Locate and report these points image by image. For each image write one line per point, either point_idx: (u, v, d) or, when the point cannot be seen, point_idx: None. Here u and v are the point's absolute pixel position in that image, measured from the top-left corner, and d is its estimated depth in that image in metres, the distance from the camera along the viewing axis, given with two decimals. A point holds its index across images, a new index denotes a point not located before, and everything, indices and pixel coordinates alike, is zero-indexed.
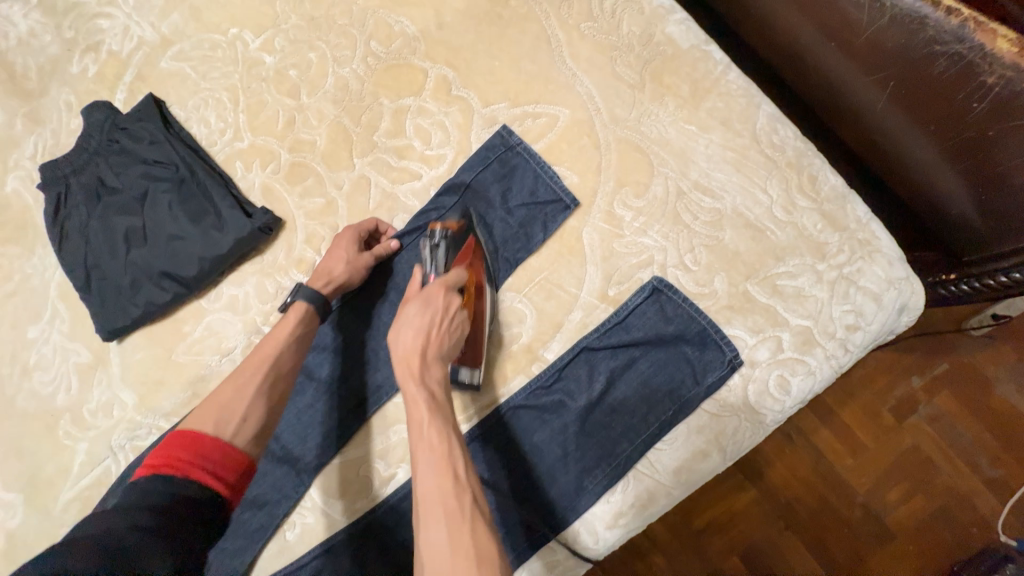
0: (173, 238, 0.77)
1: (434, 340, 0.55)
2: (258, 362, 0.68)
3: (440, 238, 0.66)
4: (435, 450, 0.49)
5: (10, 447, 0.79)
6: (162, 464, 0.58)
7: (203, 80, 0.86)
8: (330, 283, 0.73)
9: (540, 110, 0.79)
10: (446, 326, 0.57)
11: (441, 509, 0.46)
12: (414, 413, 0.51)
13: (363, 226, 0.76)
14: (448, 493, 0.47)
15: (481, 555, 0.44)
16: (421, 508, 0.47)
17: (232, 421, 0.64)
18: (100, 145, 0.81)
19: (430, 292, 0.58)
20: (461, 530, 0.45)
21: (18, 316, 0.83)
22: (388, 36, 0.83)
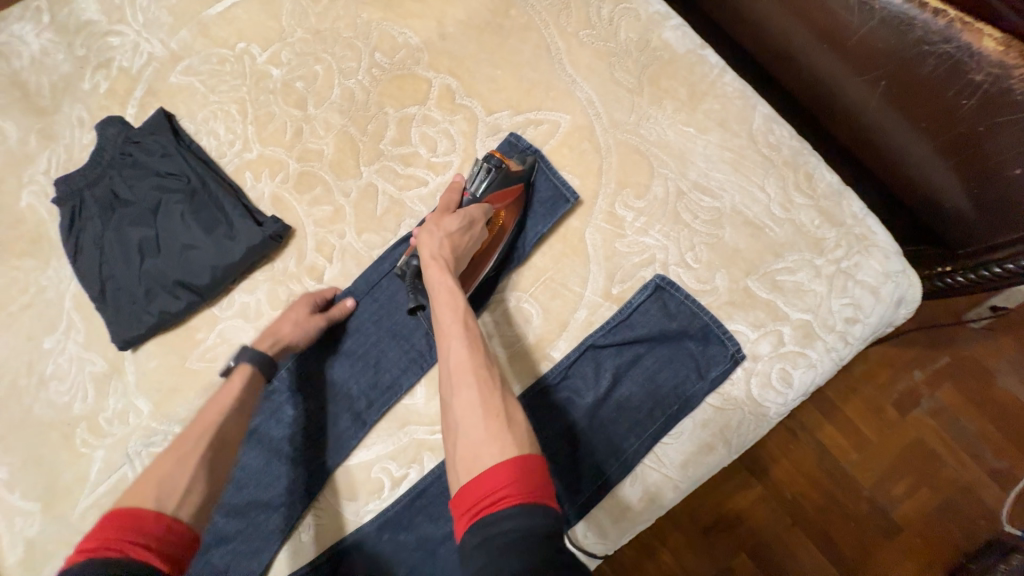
0: (186, 247, 0.79)
1: (456, 252, 0.67)
2: (198, 429, 0.63)
3: (494, 166, 0.75)
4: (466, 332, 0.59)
5: (28, 457, 0.80)
6: (94, 550, 0.48)
7: (212, 94, 0.89)
8: (275, 343, 0.74)
9: (542, 116, 0.81)
10: (464, 237, 0.69)
11: (473, 376, 0.54)
12: (445, 302, 0.62)
13: (319, 290, 0.80)
14: (479, 366, 0.56)
15: (510, 415, 0.52)
16: (452, 377, 0.55)
17: (175, 495, 0.56)
18: (113, 158, 0.83)
19: (469, 211, 0.70)
20: (491, 394, 0.53)
21: (33, 328, 0.85)
22: (392, 48, 0.86)
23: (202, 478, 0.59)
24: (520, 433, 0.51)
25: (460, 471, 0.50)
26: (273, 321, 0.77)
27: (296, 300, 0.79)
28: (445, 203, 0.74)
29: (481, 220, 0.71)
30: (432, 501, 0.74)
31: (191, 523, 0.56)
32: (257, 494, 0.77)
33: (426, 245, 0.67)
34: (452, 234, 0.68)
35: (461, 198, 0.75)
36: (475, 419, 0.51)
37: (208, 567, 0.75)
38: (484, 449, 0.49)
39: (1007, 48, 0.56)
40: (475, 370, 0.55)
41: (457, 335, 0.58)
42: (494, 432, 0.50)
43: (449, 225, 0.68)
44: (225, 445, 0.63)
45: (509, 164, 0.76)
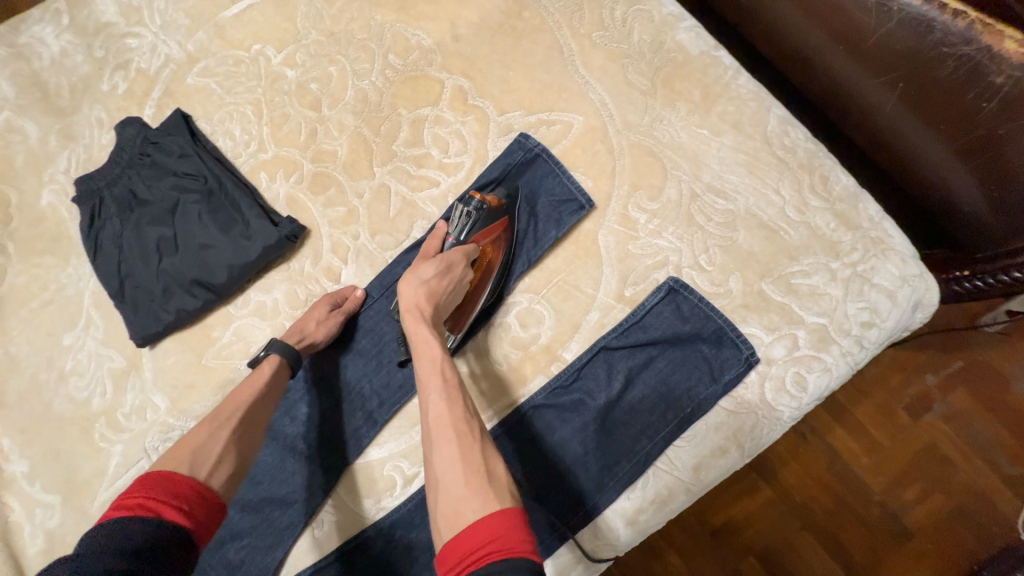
0: (203, 246, 0.80)
1: (435, 300, 0.67)
2: (225, 413, 0.65)
3: (474, 207, 0.74)
4: (445, 384, 0.59)
5: (48, 450, 0.82)
6: (134, 506, 0.52)
7: (228, 95, 0.90)
8: (303, 340, 0.75)
9: (555, 117, 0.81)
10: (442, 284, 0.69)
11: (452, 430, 0.54)
12: (424, 353, 0.62)
13: (336, 288, 0.82)
14: (459, 419, 0.55)
15: (489, 468, 0.51)
16: (433, 430, 0.55)
17: (207, 465, 0.59)
18: (132, 158, 0.84)
19: (447, 256, 0.70)
20: (471, 447, 0.53)
21: (54, 324, 0.87)
22: (405, 49, 0.86)
23: (233, 451, 0.62)
24: (500, 487, 0.50)
25: (441, 529, 0.49)
26: (293, 324, 0.79)
27: (316, 300, 0.81)
28: (428, 249, 0.74)
29: (461, 262, 0.70)
30: None
31: (219, 492, 0.59)
32: (271, 490, 0.78)
33: (404, 294, 0.67)
34: (429, 282, 0.68)
35: (444, 242, 0.75)
36: (456, 474, 0.51)
37: (223, 562, 0.76)
38: (463, 506, 0.48)
39: None
40: (454, 424, 0.55)
41: (437, 387, 0.58)
42: (473, 486, 0.50)
43: (427, 271, 0.68)
44: (252, 424, 0.66)
45: (490, 201, 0.75)
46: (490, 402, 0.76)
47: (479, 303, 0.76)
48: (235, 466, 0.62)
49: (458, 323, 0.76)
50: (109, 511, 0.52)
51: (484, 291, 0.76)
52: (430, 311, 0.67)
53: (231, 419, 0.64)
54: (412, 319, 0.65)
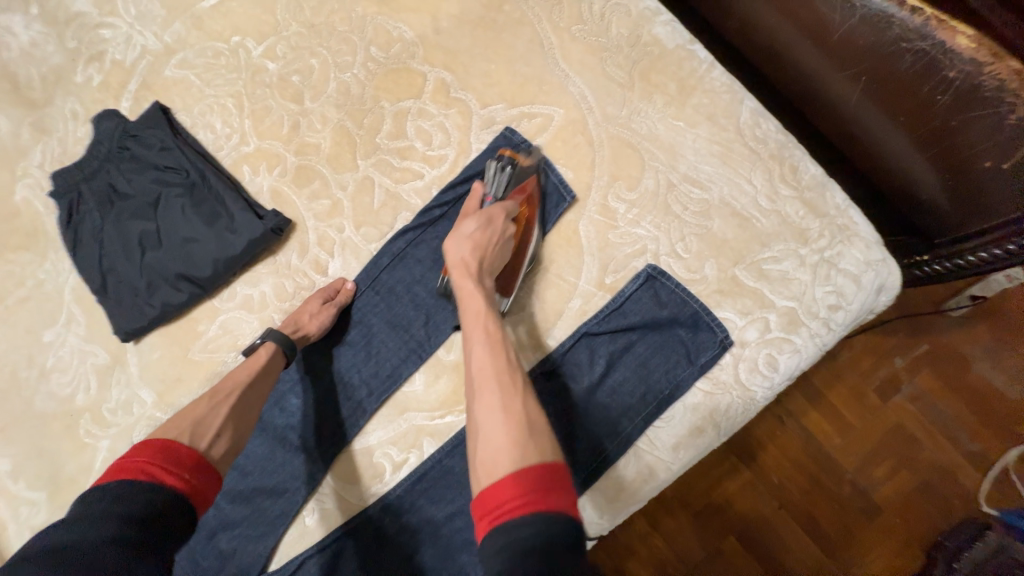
0: (187, 240, 0.80)
1: (482, 252, 0.69)
2: (224, 390, 0.66)
3: (506, 163, 0.77)
4: (491, 339, 0.61)
5: (32, 448, 0.81)
6: (135, 471, 0.53)
7: (208, 87, 0.89)
8: (296, 331, 0.76)
9: (536, 110, 0.83)
10: (485, 237, 0.71)
11: (495, 382, 0.57)
12: (470, 307, 0.65)
13: (328, 282, 0.83)
14: (500, 370, 0.58)
15: (531, 421, 0.54)
16: (476, 381, 0.58)
17: (207, 435, 0.61)
18: (111, 151, 0.83)
19: (486, 211, 0.72)
20: (512, 399, 0.55)
21: (32, 322, 0.85)
22: (387, 41, 0.86)
23: (231, 425, 0.64)
24: (542, 442, 0.52)
25: (480, 475, 0.51)
26: (287, 317, 0.79)
27: (308, 296, 0.82)
28: (468, 207, 0.77)
29: (501, 215, 0.72)
30: (434, 484, 0.77)
31: (217, 463, 0.60)
32: (262, 480, 0.79)
33: (449, 250, 0.70)
34: (472, 236, 0.70)
35: (484, 200, 0.77)
36: (496, 422, 0.54)
37: (214, 552, 0.77)
38: (506, 453, 0.50)
39: (979, 46, 0.59)
40: (497, 376, 0.57)
41: (483, 341, 0.61)
42: (515, 439, 0.52)
43: (470, 224, 0.71)
44: (250, 402, 0.67)
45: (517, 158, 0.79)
46: None
47: (525, 259, 0.77)
48: (230, 441, 0.63)
49: (508, 282, 0.77)
50: (110, 473, 0.53)
51: (528, 244, 0.77)
52: (476, 263, 0.69)
53: (231, 395, 0.66)
54: (459, 272, 0.68)
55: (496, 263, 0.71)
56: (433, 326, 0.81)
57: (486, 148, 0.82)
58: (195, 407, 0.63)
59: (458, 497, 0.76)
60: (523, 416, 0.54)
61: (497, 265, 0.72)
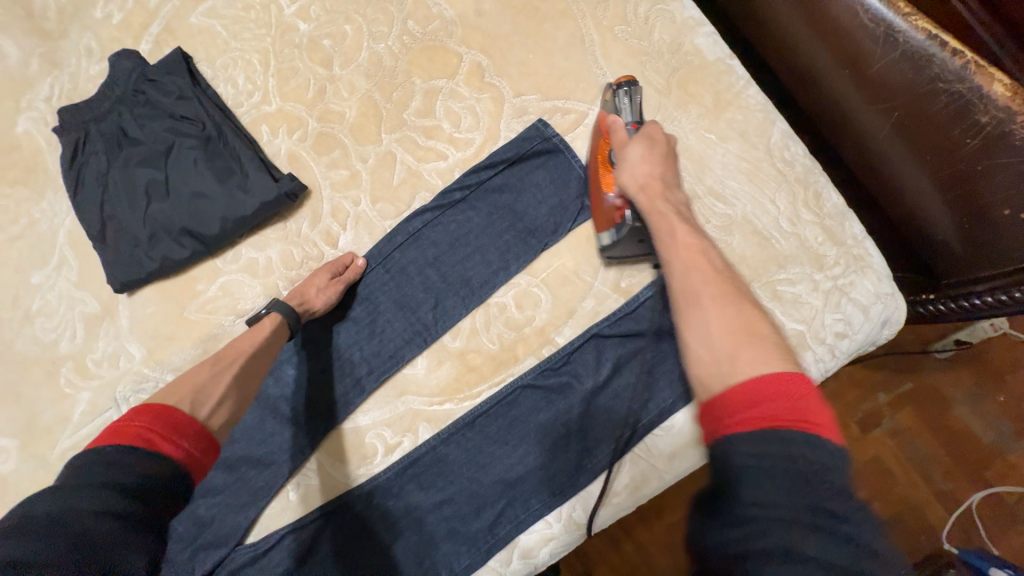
0: (197, 195, 0.77)
1: (659, 168, 0.64)
2: (230, 357, 0.65)
3: (626, 89, 0.73)
4: (699, 246, 0.57)
5: (8, 391, 0.78)
6: (131, 435, 0.51)
7: (234, 40, 0.86)
8: (302, 304, 0.74)
9: (569, 105, 0.82)
10: (657, 153, 0.65)
11: (705, 294, 0.52)
12: (665, 217, 0.60)
13: (338, 255, 0.81)
14: (713, 284, 0.53)
15: (762, 329, 0.49)
16: (689, 292, 0.53)
17: (206, 405, 0.59)
18: (125, 93, 0.80)
19: (643, 130, 0.67)
20: (728, 308, 0.50)
21: (21, 261, 0.81)
22: (425, 17, 0.84)
23: (234, 393, 0.62)
24: (768, 348, 0.47)
25: (699, 390, 0.47)
26: (293, 288, 0.77)
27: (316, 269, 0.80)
28: (617, 138, 0.69)
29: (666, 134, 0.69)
30: (424, 471, 0.76)
31: (217, 433, 0.58)
32: (248, 449, 0.77)
33: (624, 180, 0.64)
34: (643, 156, 0.64)
35: (626, 127, 0.70)
36: (731, 331, 0.49)
37: (191, 519, 0.75)
38: (756, 358, 0.46)
39: (1014, 95, 0.60)
40: (718, 284, 0.53)
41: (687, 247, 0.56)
42: (748, 347, 0.47)
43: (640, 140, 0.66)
44: (254, 370, 0.66)
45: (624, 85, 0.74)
46: (495, 370, 0.78)
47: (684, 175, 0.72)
48: (232, 411, 0.61)
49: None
50: (105, 436, 0.51)
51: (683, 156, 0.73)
52: (659, 176, 0.64)
53: (235, 363, 0.64)
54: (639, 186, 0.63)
55: (675, 177, 0.65)
56: (441, 311, 0.80)
57: (518, 136, 0.81)
58: (196, 376, 0.61)
59: (447, 486, 0.75)
60: (752, 323, 0.50)
61: (677, 179, 0.66)
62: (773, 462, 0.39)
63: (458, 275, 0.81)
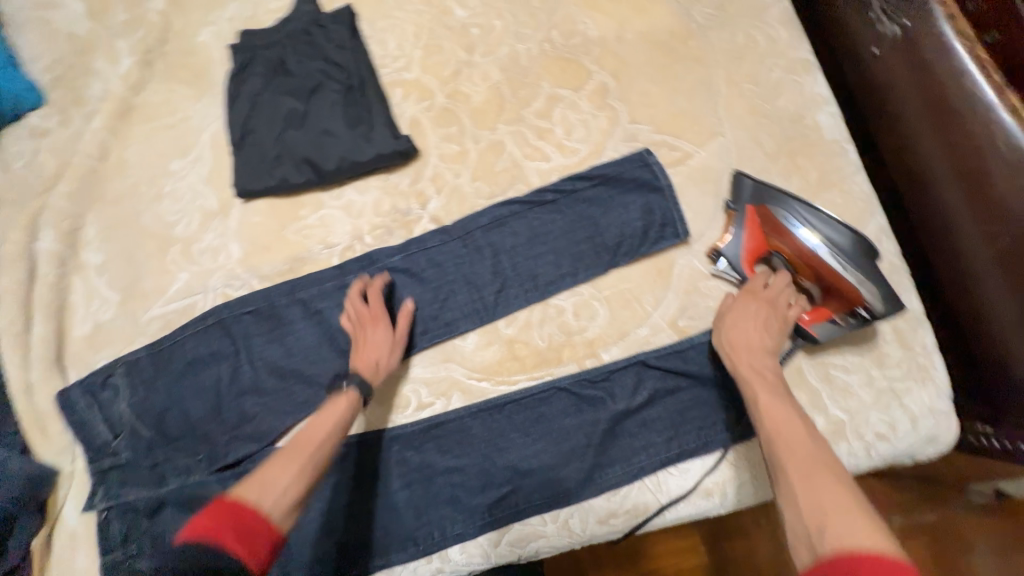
0: (327, 133, 0.86)
1: (747, 338, 0.71)
2: (299, 446, 0.67)
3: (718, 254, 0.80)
4: (788, 414, 0.62)
5: (124, 253, 0.90)
6: (207, 531, 0.56)
7: (396, 9, 0.95)
8: (375, 370, 0.76)
9: (678, 143, 0.85)
10: (742, 327, 0.72)
11: (794, 462, 0.57)
12: (756, 378, 0.67)
13: (377, 304, 0.81)
14: (797, 453, 0.57)
15: (845, 497, 0.52)
16: (778, 466, 0.57)
17: (272, 493, 0.61)
18: (296, 30, 0.90)
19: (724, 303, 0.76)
20: (815, 482, 0.54)
21: (166, 147, 0.93)
22: (569, 31, 0.91)
23: (297, 478, 0.64)
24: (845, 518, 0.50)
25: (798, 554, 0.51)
26: (357, 356, 0.78)
27: (373, 320, 0.80)
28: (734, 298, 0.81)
29: (784, 279, 0.75)
30: (446, 435, 0.81)
31: (282, 525, 0.61)
32: (301, 365, 0.84)
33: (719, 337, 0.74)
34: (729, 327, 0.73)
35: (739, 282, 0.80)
36: (822, 507, 0.51)
37: (237, 410, 0.82)
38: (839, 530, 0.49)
39: None
40: (811, 460, 0.56)
41: (773, 414, 0.62)
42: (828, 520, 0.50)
43: (750, 295, 0.75)
44: (321, 457, 0.67)
45: (733, 216, 0.80)
46: (535, 367, 0.82)
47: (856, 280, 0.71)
48: (296, 496, 0.62)
49: (809, 316, 0.74)
50: (190, 531, 0.57)
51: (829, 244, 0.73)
52: (761, 332, 0.71)
53: (302, 451, 0.66)
54: (730, 344, 0.71)
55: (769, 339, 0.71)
56: (503, 297, 0.84)
57: (621, 157, 0.84)
58: (283, 465, 0.64)
59: (461, 455, 0.80)
60: (833, 491, 0.53)
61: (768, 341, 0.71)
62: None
63: (527, 268, 0.85)
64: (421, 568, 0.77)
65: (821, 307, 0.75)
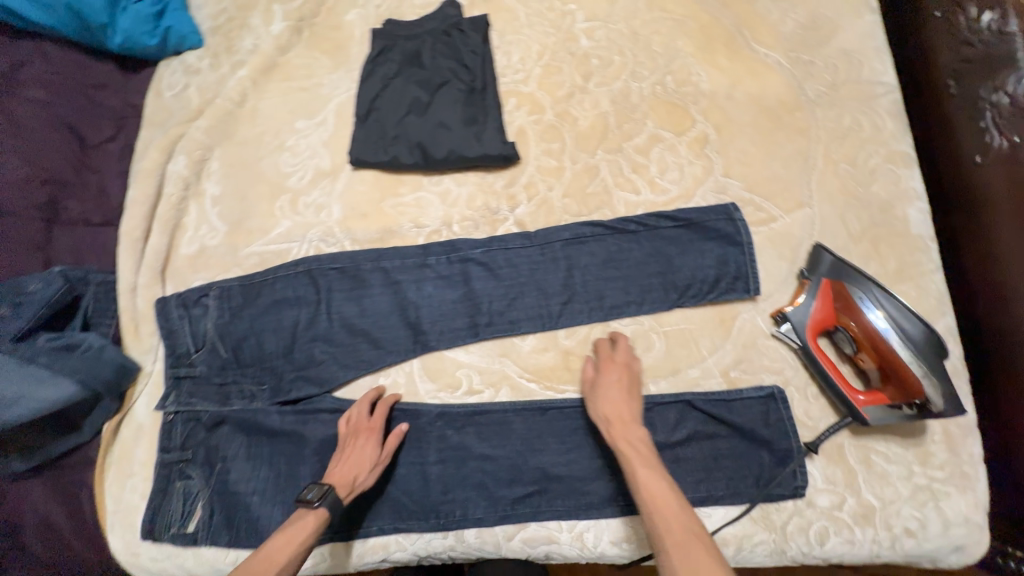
0: (442, 125, 0.94)
1: (616, 412, 0.76)
2: (258, 568, 0.65)
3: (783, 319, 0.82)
4: (658, 482, 0.67)
5: (239, 191, 1.00)
6: None
7: (527, 26, 1.03)
8: (349, 492, 0.76)
9: (765, 205, 0.88)
10: (612, 400, 0.78)
11: (665, 525, 0.62)
12: (634, 454, 0.71)
13: (378, 416, 0.83)
14: (666, 513, 0.64)
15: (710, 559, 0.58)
16: (657, 533, 0.63)
17: None
18: (436, 29, 0.99)
19: (591, 378, 0.82)
20: (682, 544, 0.60)
21: (297, 107, 1.03)
22: (683, 80, 0.96)
23: None
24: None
25: None
26: (339, 466, 0.79)
27: (363, 433, 0.82)
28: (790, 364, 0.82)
29: (626, 341, 0.84)
30: (487, 424, 0.86)
31: None
32: (369, 327, 0.90)
33: (592, 410, 0.79)
34: (603, 399, 0.78)
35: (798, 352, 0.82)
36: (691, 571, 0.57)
37: (305, 354, 0.89)
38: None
39: None
40: (683, 529, 0.62)
41: (651, 488, 0.67)
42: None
43: (608, 364, 0.81)
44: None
45: (806, 285, 0.82)
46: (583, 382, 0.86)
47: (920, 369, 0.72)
48: None
49: (866, 396, 0.75)
50: None
51: (899, 330, 0.74)
52: (626, 402, 0.77)
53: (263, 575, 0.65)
54: (609, 419, 0.76)
55: (635, 413, 0.77)
56: (568, 309, 0.89)
57: (709, 206, 0.88)
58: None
59: (498, 446, 0.85)
60: (701, 554, 0.58)
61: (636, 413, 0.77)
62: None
63: (595, 288, 0.89)
64: (435, 541, 0.82)
65: (877, 391, 0.76)
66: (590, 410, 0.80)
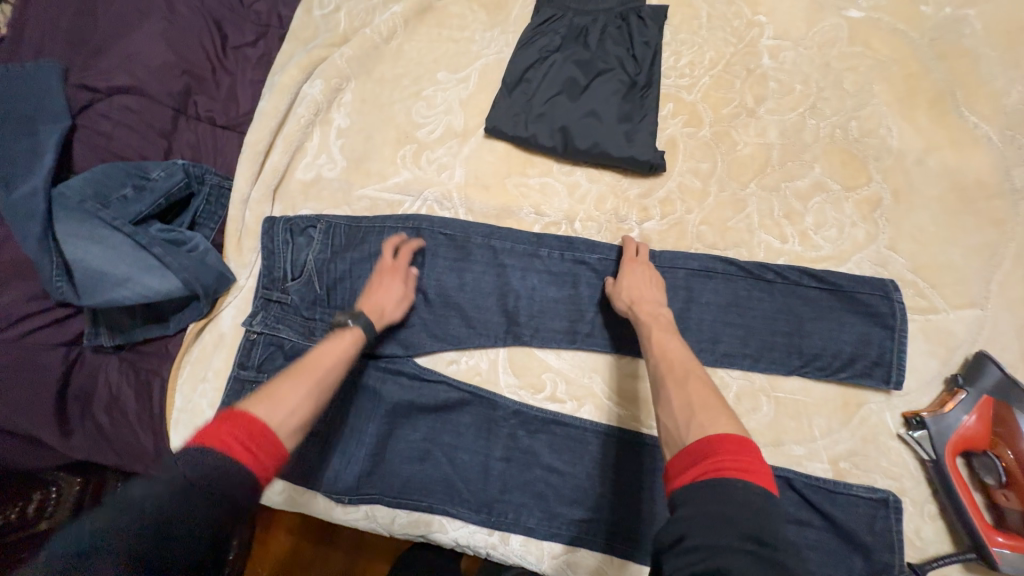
0: (593, 113, 0.87)
1: (635, 295, 0.76)
2: (308, 371, 0.66)
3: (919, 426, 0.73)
4: (674, 347, 0.67)
5: (366, 130, 0.97)
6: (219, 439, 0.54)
7: (705, 29, 0.94)
8: (379, 318, 0.79)
9: (929, 292, 0.79)
10: (633, 284, 0.77)
11: (670, 376, 0.62)
12: (653, 321, 0.71)
13: (401, 258, 0.85)
14: (676, 368, 0.63)
15: (713, 399, 0.57)
16: (659, 379, 0.63)
17: (279, 414, 0.59)
18: (611, 10, 0.92)
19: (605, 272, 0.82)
20: (682, 386, 0.60)
21: (443, 57, 0.99)
22: (869, 129, 0.86)
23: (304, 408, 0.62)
24: (712, 412, 0.55)
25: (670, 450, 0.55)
26: (367, 299, 0.81)
27: (384, 271, 0.84)
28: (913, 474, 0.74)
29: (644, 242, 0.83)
30: (562, 437, 0.82)
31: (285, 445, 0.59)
32: (463, 302, 0.86)
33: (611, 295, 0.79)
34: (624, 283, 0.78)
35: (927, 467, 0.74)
36: (690, 406, 0.56)
37: None
38: (706, 421, 0.53)
39: None
40: (688, 376, 0.61)
41: (663, 348, 0.66)
42: (695, 417, 0.55)
43: (630, 262, 0.81)
44: (328, 384, 0.67)
45: (959, 395, 0.73)
46: None
47: None
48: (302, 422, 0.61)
49: (1005, 539, 0.67)
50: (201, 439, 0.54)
51: None
52: (648, 287, 0.77)
53: (313, 381, 0.65)
54: (628, 300, 0.76)
55: (655, 296, 0.76)
56: None
57: (868, 278, 0.78)
58: (292, 391, 0.63)
59: (569, 462, 0.81)
60: (703, 394, 0.58)
61: (658, 298, 0.76)
62: (712, 506, 0.45)
63: (712, 330, 0.81)
64: (479, 535, 0.80)
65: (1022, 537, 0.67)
66: (613, 293, 0.79)
